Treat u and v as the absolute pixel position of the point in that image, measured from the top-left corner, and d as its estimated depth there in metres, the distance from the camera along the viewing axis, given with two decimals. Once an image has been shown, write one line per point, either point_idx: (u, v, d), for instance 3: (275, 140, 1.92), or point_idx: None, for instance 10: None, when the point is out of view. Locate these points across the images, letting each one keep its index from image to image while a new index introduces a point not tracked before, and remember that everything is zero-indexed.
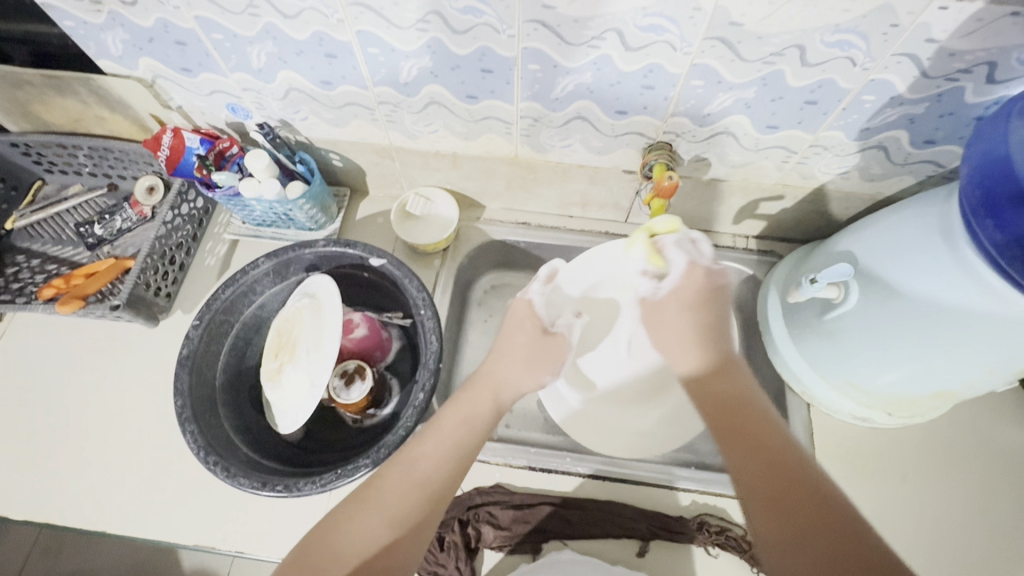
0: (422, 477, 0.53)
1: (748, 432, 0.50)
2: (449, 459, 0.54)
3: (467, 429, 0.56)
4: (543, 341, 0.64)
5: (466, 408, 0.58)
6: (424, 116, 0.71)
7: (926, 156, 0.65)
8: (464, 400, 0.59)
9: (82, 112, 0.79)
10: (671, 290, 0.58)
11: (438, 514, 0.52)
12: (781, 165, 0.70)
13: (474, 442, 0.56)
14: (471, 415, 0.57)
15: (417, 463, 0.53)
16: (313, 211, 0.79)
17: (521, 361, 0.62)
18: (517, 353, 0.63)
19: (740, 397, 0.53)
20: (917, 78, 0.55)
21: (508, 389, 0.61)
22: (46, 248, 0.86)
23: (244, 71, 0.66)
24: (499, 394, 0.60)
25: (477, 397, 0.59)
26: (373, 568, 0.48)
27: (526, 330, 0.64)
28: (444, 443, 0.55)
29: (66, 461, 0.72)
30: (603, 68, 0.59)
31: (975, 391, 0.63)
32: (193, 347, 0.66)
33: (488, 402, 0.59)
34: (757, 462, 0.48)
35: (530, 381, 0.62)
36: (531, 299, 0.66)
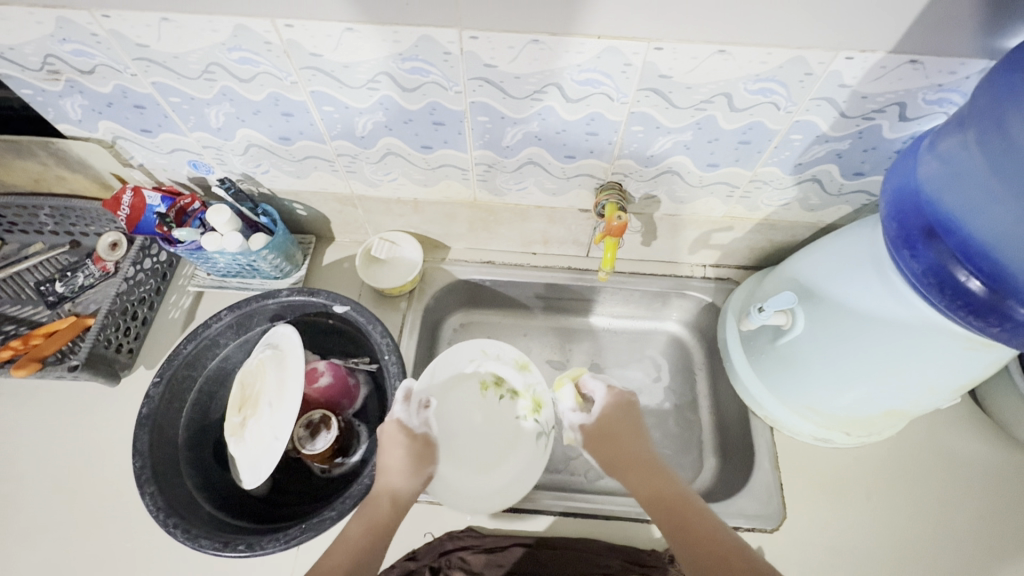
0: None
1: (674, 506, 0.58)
2: (347, 566, 0.55)
3: (370, 539, 0.58)
4: (422, 445, 0.65)
5: (365, 514, 0.59)
6: (383, 165, 0.73)
7: (858, 186, 0.69)
8: (364, 509, 0.59)
9: (42, 172, 0.79)
10: (597, 415, 0.68)
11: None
12: (726, 199, 0.74)
13: (375, 545, 0.57)
14: (374, 521, 0.59)
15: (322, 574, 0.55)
16: (276, 261, 0.79)
17: (405, 466, 0.63)
18: (397, 466, 0.62)
19: (640, 454, 0.64)
20: (837, 118, 0.59)
21: (403, 496, 0.61)
22: (3, 308, 0.84)
23: (203, 130, 0.68)
24: (397, 499, 0.61)
25: (375, 503, 0.60)
26: None
27: (402, 444, 0.63)
28: (345, 556, 0.56)
29: (20, 531, 0.69)
30: (548, 118, 0.62)
31: (921, 409, 0.65)
32: (154, 405, 0.66)
33: (387, 508, 0.60)
34: (672, 518, 0.57)
35: (417, 484, 0.63)
36: (399, 417, 0.65)
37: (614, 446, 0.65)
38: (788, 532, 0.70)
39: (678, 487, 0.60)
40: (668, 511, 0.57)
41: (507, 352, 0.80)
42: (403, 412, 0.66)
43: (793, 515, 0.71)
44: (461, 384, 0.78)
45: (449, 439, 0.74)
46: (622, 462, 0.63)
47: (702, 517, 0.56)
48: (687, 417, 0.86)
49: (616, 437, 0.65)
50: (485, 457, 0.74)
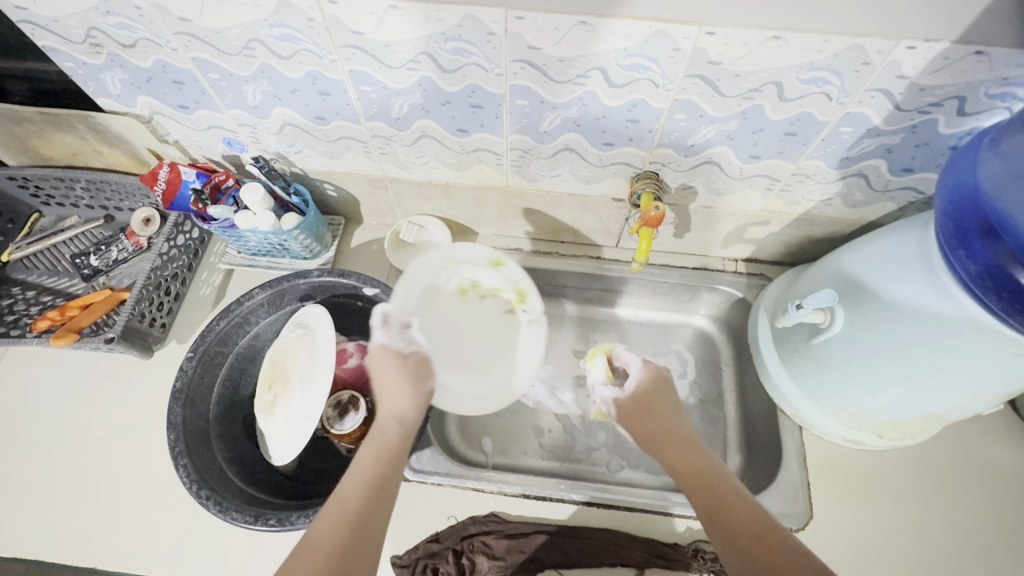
0: (345, 516, 0.50)
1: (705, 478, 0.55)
2: (364, 490, 0.52)
3: (385, 461, 0.55)
4: (415, 363, 0.66)
5: (376, 442, 0.58)
6: (417, 148, 0.72)
7: (905, 182, 0.67)
8: (373, 436, 0.59)
9: (80, 146, 0.80)
10: (632, 389, 0.68)
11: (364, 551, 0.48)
12: (765, 192, 0.72)
13: (387, 464, 0.55)
14: (383, 444, 0.57)
15: (338, 500, 0.51)
16: (307, 241, 0.79)
17: (404, 382, 0.64)
18: (395, 387, 0.63)
19: (674, 429, 0.62)
20: (891, 111, 0.57)
21: (410, 412, 0.61)
22: (41, 279, 0.86)
23: (240, 108, 0.68)
24: (404, 420, 0.61)
25: (384, 427, 0.59)
26: None
27: (394, 366, 0.65)
28: (363, 477, 0.53)
29: (57, 497, 0.71)
30: (589, 103, 0.60)
31: (961, 414, 0.64)
32: (187, 379, 0.67)
33: (394, 429, 0.59)
34: (699, 490, 0.54)
35: (421, 402, 0.63)
36: (382, 343, 0.67)
37: (648, 415, 0.65)
38: (813, 531, 0.70)
39: (713, 464, 0.57)
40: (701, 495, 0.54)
41: (477, 253, 0.76)
42: (384, 339, 0.67)
43: (820, 515, 0.71)
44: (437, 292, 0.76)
45: (444, 348, 0.75)
46: (655, 438, 0.62)
47: (741, 501, 0.52)
48: (712, 413, 0.85)
49: (655, 413, 0.64)
50: (478, 359, 0.76)
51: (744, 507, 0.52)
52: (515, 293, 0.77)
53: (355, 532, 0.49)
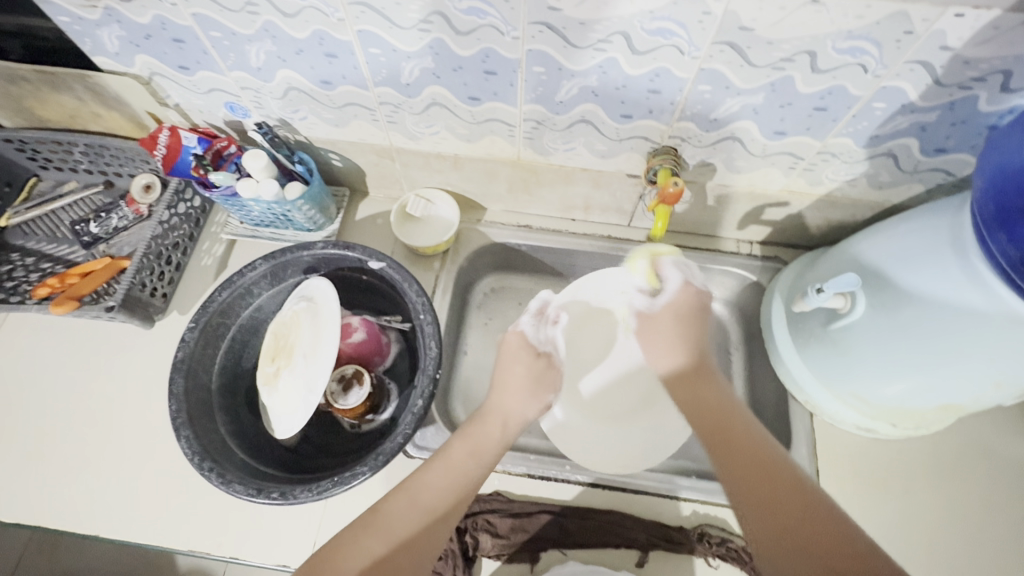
0: (420, 517, 0.52)
1: (727, 429, 0.52)
2: (450, 493, 0.54)
3: (480, 462, 0.57)
4: (544, 366, 0.69)
5: (472, 441, 0.58)
6: (426, 117, 0.69)
7: (936, 164, 0.64)
8: (471, 433, 0.59)
9: (77, 108, 0.77)
10: (662, 306, 0.66)
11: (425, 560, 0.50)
12: (787, 171, 0.69)
13: (479, 470, 0.56)
14: (478, 445, 0.58)
15: (419, 495, 0.53)
16: (311, 212, 0.77)
17: (525, 387, 0.66)
18: (518, 384, 0.65)
19: (721, 399, 0.56)
20: (929, 86, 0.53)
21: (515, 419, 0.63)
22: (40, 246, 0.84)
23: (243, 70, 0.65)
24: (507, 426, 0.62)
25: (486, 428, 0.60)
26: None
27: (523, 360, 0.68)
28: (453, 476, 0.55)
29: (58, 465, 0.71)
30: (609, 72, 0.57)
31: (980, 405, 0.62)
32: (189, 350, 0.66)
33: (496, 432, 0.60)
34: (717, 434, 0.52)
35: (534, 409, 0.66)
36: (522, 331, 0.71)
37: (684, 372, 0.60)
38: None
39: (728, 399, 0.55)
40: (746, 479, 0.48)
41: None
42: (528, 328, 0.71)
43: None
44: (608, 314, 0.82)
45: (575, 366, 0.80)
46: (674, 374, 0.61)
47: (746, 432, 0.51)
48: None
49: (698, 372, 0.60)
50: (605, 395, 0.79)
51: (796, 485, 0.46)
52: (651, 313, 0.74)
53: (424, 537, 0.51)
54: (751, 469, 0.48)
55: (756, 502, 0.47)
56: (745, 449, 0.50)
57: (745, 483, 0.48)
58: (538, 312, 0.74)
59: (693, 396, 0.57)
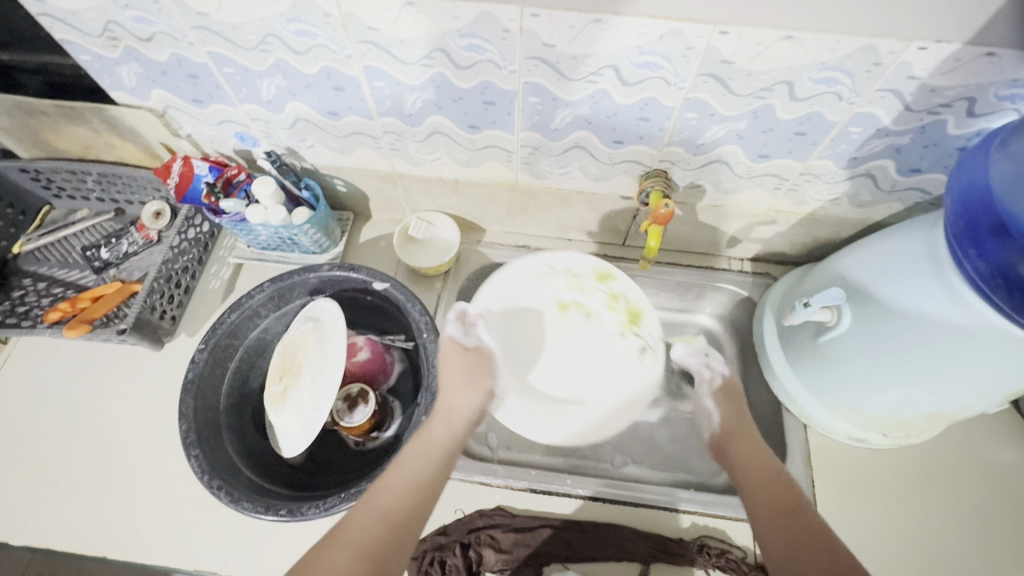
0: (381, 521, 0.52)
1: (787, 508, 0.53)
2: (406, 493, 0.55)
3: (428, 464, 0.58)
4: (476, 357, 0.68)
5: (422, 440, 0.60)
6: (428, 144, 0.73)
7: (912, 183, 0.67)
8: (422, 433, 0.61)
9: (92, 139, 0.81)
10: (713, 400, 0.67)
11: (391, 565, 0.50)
12: (773, 191, 0.73)
13: (433, 467, 0.58)
14: (427, 445, 0.59)
15: (377, 501, 0.54)
16: (317, 236, 0.80)
17: (459, 384, 0.65)
18: (455, 378, 0.65)
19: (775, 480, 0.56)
20: (901, 112, 0.57)
21: (459, 414, 0.63)
22: (52, 272, 0.87)
23: (254, 102, 0.69)
24: (451, 422, 0.62)
25: (432, 424, 0.61)
26: None
27: (456, 355, 0.67)
28: (403, 480, 0.56)
29: (67, 486, 0.72)
30: (601, 101, 0.61)
31: (966, 413, 0.64)
32: (198, 371, 0.67)
33: (442, 427, 0.61)
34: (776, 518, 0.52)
35: (476, 402, 0.65)
36: (451, 334, 0.69)
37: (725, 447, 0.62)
38: None
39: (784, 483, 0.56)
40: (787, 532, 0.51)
41: (581, 265, 0.80)
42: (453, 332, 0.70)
43: (823, 513, 0.71)
44: (538, 312, 0.79)
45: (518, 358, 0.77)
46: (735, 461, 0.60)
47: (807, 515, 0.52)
48: None
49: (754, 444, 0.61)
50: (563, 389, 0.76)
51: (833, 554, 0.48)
52: (628, 313, 0.78)
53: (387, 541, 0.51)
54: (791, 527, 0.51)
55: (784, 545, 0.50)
56: (767, 505, 0.54)
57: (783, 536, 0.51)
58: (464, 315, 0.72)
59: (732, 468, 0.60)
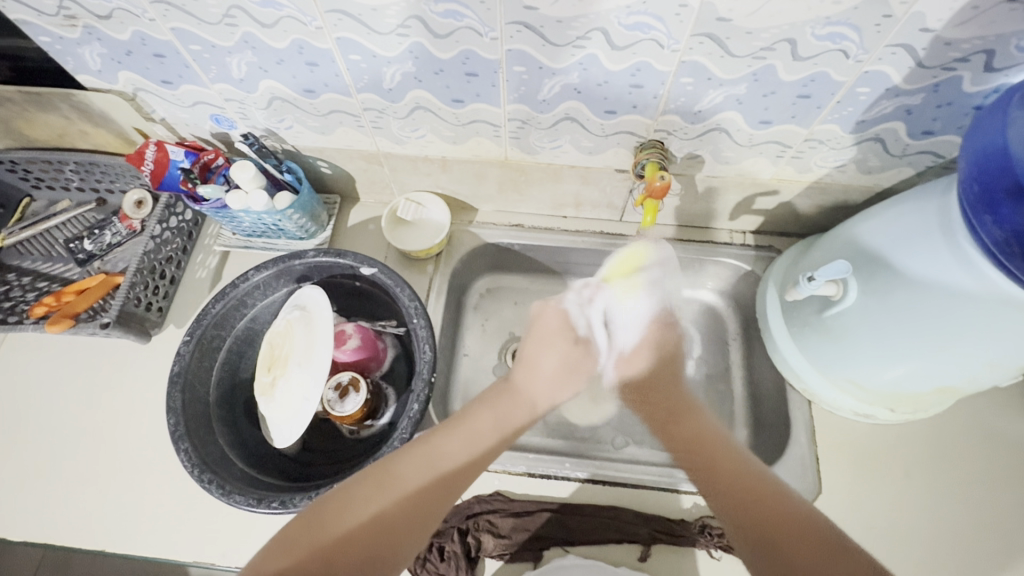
0: (431, 481, 0.54)
1: (703, 449, 0.57)
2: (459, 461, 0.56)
3: (502, 436, 0.60)
4: (579, 345, 0.71)
5: (501, 411, 0.62)
6: (411, 121, 0.69)
7: (923, 147, 0.64)
8: (501, 404, 0.63)
9: (65, 126, 0.77)
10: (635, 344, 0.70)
11: (423, 531, 0.51)
12: (776, 159, 0.69)
13: (492, 443, 0.59)
14: (505, 419, 0.61)
15: (437, 459, 0.55)
16: (302, 221, 0.77)
17: (556, 373, 0.68)
18: (554, 371, 0.68)
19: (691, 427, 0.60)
20: (912, 69, 0.53)
21: (546, 400, 0.66)
22: (36, 265, 0.85)
23: (226, 82, 0.65)
24: (535, 406, 0.65)
25: (516, 405, 0.63)
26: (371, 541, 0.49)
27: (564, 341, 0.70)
28: (472, 446, 0.58)
29: (61, 482, 0.71)
30: (590, 68, 0.57)
31: (977, 386, 0.62)
32: (185, 364, 0.66)
33: (525, 411, 0.64)
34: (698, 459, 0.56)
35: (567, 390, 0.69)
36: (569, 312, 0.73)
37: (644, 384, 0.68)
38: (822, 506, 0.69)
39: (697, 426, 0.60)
40: (737, 505, 0.51)
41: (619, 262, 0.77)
42: (571, 307, 0.73)
43: (828, 490, 0.70)
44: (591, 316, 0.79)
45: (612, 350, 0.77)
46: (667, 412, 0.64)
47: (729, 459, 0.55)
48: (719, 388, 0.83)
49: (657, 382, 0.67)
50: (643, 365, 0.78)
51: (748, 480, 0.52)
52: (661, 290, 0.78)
53: (426, 505, 0.52)
54: (740, 498, 0.51)
55: (726, 500, 0.52)
56: (687, 448, 0.58)
57: (731, 501, 0.51)
58: (583, 288, 0.74)
59: (672, 432, 0.61)
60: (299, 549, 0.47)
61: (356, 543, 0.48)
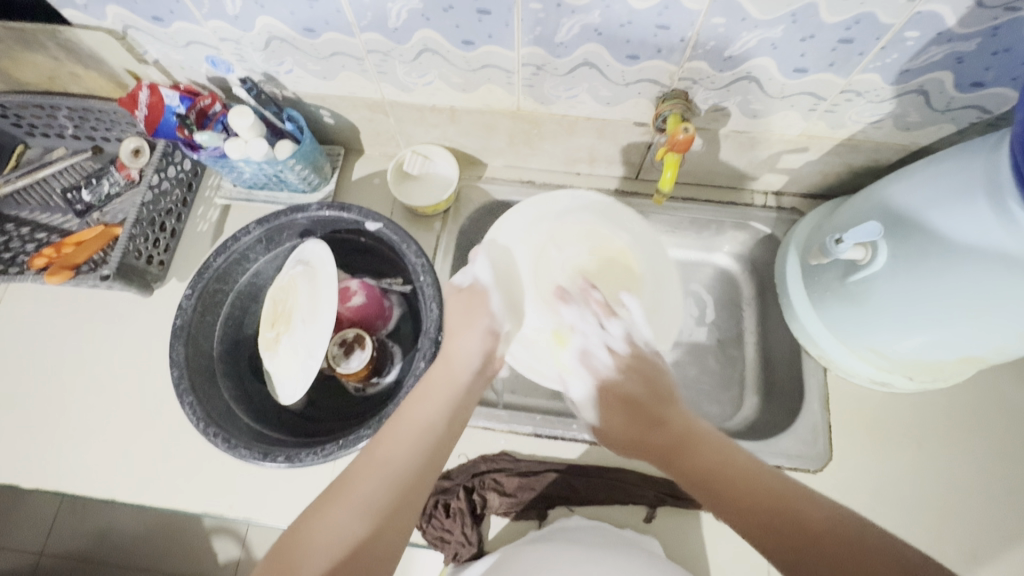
0: (396, 477, 0.49)
1: (682, 447, 0.51)
2: (416, 449, 0.51)
3: (438, 411, 0.55)
4: (468, 296, 0.65)
5: (425, 387, 0.57)
6: (418, 65, 0.65)
7: (970, 100, 0.59)
8: (425, 384, 0.57)
9: (55, 68, 0.74)
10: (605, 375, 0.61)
11: (406, 525, 0.47)
12: (807, 113, 0.64)
13: (440, 420, 0.55)
14: (427, 394, 0.56)
15: (382, 457, 0.50)
16: (304, 172, 0.74)
17: (463, 330, 0.62)
18: (460, 325, 0.63)
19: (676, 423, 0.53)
20: (970, 9, 0.48)
21: (459, 364, 0.60)
22: (34, 215, 0.83)
23: (220, 19, 0.61)
24: (454, 371, 0.59)
25: (437, 377, 0.58)
26: (353, 566, 0.43)
27: (451, 299, 0.66)
28: (405, 431, 0.52)
29: (69, 431, 0.72)
30: (613, 5, 0.52)
31: (1004, 356, 0.59)
32: (188, 318, 0.64)
33: (444, 376, 0.58)
34: (688, 470, 0.50)
35: (483, 343, 0.62)
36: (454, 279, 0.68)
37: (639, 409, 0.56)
38: (830, 473, 0.68)
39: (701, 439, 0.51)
40: (733, 509, 0.45)
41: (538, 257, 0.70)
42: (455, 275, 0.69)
43: (837, 456, 0.69)
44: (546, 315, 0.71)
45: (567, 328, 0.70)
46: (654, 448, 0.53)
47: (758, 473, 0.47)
48: (731, 353, 0.81)
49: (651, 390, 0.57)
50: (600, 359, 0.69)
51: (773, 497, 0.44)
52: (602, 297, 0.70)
53: (396, 506, 0.47)
54: (733, 496, 0.46)
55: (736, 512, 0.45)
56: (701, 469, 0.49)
57: (732, 506, 0.46)
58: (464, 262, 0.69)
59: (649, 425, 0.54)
60: None
61: (335, 566, 0.43)
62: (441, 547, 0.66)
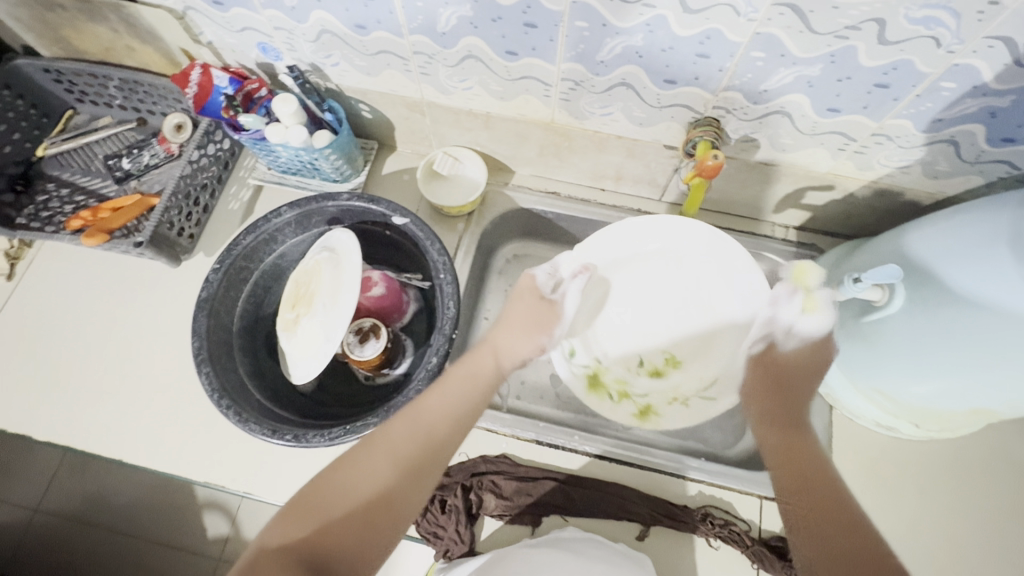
0: (423, 435, 0.53)
1: (797, 467, 0.56)
2: (448, 420, 0.55)
3: (475, 387, 0.58)
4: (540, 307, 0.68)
5: (472, 367, 0.60)
6: (460, 70, 0.67)
7: (1000, 155, 0.59)
8: (469, 360, 0.61)
9: (113, 40, 0.77)
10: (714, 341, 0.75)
11: (428, 480, 0.52)
12: (836, 152, 0.65)
13: (476, 398, 0.58)
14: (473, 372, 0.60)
15: (419, 416, 0.54)
16: (338, 162, 0.76)
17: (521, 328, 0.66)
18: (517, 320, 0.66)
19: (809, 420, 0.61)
20: (1007, 66, 0.49)
21: (508, 355, 0.64)
22: (74, 179, 0.85)
23: (276, 9, 0.64)
24: (500, 357, 0.64)
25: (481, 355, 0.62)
26: (376, 510, 0.48)
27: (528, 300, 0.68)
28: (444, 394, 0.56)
29: (83, 391, 0.74)
30: (656, 31, 0.54)
31: (1013, 411, 0.59)
32: (213, 290, 0.66)
33: (490, 359, 0.63)
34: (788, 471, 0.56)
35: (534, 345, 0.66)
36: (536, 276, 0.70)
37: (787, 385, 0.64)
38: None
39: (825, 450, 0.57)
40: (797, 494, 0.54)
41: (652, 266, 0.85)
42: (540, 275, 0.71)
43: None
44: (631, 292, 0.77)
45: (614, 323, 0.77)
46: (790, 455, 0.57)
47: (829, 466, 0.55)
48: None
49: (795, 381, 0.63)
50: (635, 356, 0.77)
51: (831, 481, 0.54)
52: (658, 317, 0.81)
53: (423, 460, 0.52)
54: (799, 481, 0.54)
55: (807, 531, 0.51)
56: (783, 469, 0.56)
57: (800, 503, 0.53)
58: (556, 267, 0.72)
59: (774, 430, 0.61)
60: (305, 524, 0.47)
61: (362, 508, 0.48)
62: (432, 542, 0.66)
